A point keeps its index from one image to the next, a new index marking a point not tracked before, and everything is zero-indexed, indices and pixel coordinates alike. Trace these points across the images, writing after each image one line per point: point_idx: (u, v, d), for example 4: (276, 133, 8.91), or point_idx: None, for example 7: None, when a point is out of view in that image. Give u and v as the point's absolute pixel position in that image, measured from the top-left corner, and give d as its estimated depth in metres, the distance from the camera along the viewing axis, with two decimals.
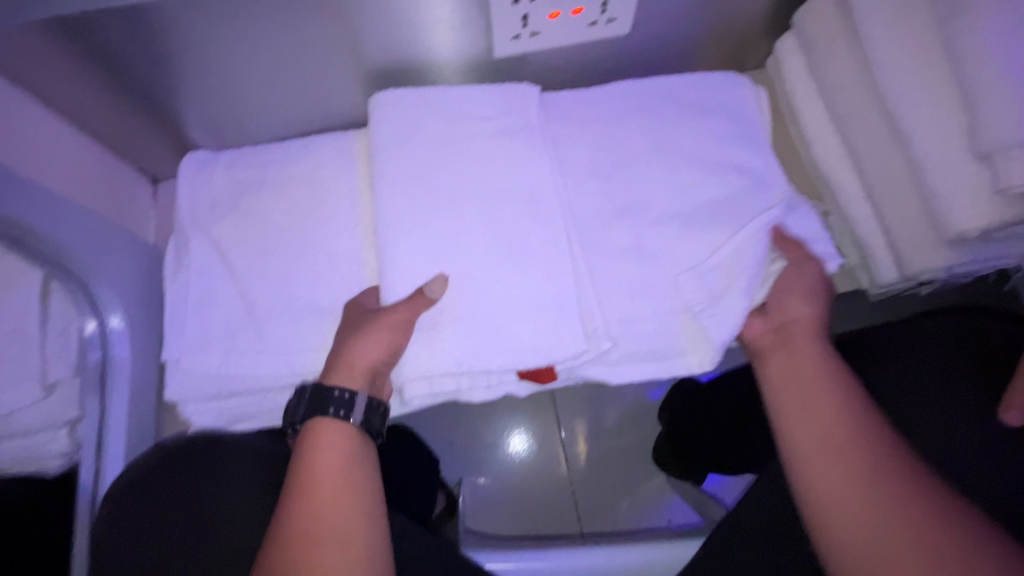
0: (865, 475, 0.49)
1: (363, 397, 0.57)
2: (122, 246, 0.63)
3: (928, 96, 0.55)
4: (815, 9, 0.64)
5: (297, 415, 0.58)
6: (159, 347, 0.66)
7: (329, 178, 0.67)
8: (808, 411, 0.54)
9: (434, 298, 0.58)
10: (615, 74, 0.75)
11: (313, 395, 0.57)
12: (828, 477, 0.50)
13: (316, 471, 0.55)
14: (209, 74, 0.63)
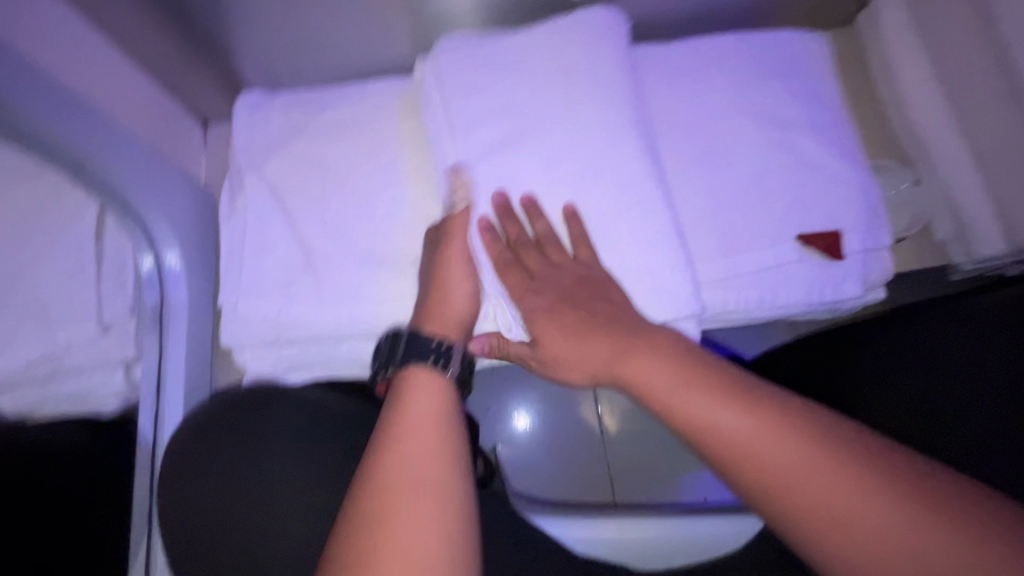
0: (823, 453, 0.41)
1: (459, 350, 0.53)
2: (178, 184, 0.60)
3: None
4: None
5: (392, 359, 0.54)
6: (213, 292, 0.64)
7: (391, 122, 0.64)
8: (687, 399, 0.45)
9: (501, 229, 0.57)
10: (694, 24, 0.70)
11: (411, 338, 0.53)
12: (785, 468, 0.41)
13: (411, 420, 0.48)
14: (271, 6, 0.60)
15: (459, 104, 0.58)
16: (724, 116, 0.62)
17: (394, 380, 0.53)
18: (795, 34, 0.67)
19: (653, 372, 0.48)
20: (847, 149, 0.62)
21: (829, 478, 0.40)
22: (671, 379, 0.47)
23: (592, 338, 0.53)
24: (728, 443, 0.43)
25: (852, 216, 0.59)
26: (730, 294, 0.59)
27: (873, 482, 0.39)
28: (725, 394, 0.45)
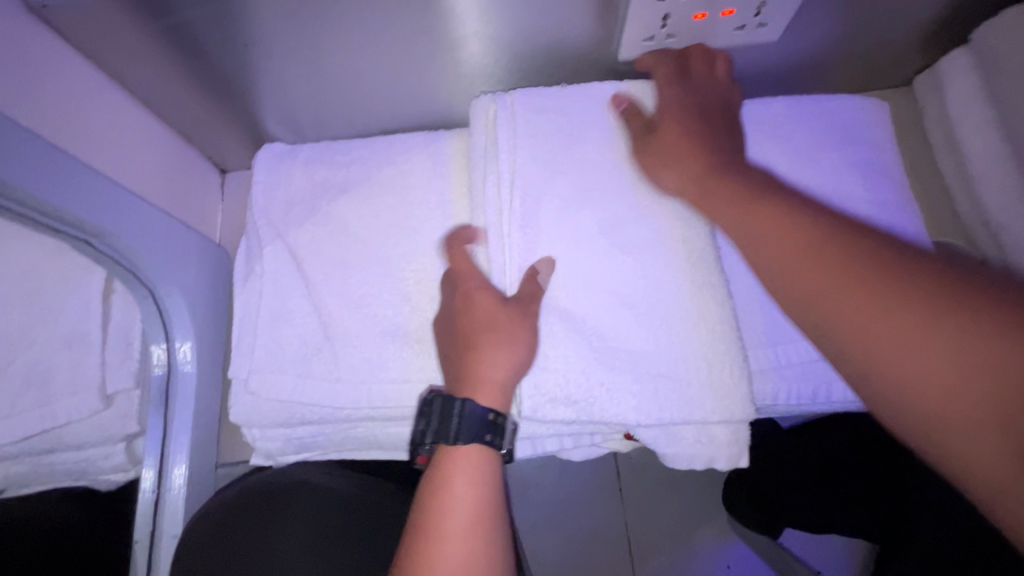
0: (939, 317, 0.34)
1: (510, 421, 0.49)
2: (193, 246, 0.57)
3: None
4: (1008, 26, 0.54)
5: (437, 435, 0.48)
6: (223, 359, 0.60)
7: (420, 184, 0.60)
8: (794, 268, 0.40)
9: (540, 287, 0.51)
10: (742, 85, 0.66)
11: (461, 409, 0.48)
12: (892, 343, 0.35)
13: (449, 509, 0.45)
14: (296, 61, 0.56)
15: (496, 173, 0.54)
16: None
17: (437, 457, 0.49)
18: (853, 101, 0.62)
19: (768, 231, 0.42)
20: (911, 229, 0.58)
21: (950, 352, 0.33)
22: (784, 244, 0.41)
23: (709, 194, 0.48)
24: (832, 313, 0.38)
25: None
26: (784, 389, 0.54)
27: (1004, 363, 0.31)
28: (846, 284, 0.38)
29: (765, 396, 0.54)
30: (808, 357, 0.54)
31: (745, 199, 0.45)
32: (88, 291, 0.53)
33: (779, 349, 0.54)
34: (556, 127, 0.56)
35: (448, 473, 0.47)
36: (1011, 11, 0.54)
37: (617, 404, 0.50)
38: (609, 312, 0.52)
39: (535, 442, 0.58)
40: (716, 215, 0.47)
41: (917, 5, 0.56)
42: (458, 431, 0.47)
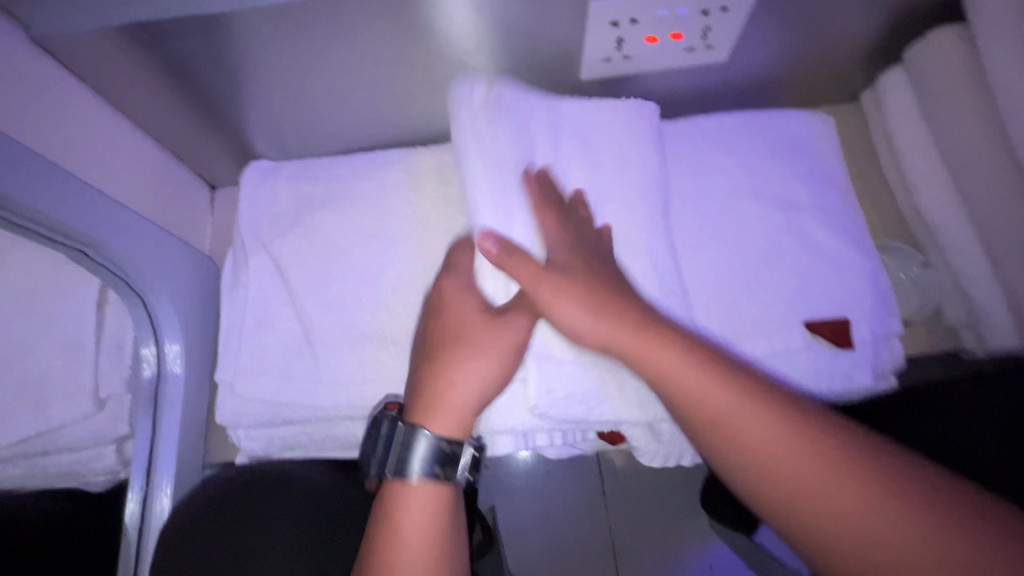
0: (872, 499, 0.39)
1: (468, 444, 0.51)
2: (183, 257, 0.60)
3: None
4: (933, 46, 0.59)
5: (390, 463, 0.51)
6: (211, 364, 0.63)
7: (397, 197, 0.64)
8: (763, 458, 0.42)
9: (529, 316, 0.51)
10: (699, 102, 0.71)
11: (409, 435, 0.50)
12: (819, 495, 0.40)
13: (397, 538, 0.48)
14: (281, 83, 0.61)
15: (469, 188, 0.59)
16: (729, 199, 0.62)
17: (388, 485, 0.51)
18: (801, 115, 0.67)
19: (744, 421, 0.44)
20: (856, 232, 0.62)
21: (834, 503, 0.40)
22: (766, 436, 0.43)
23: (652, 352, 0.47)
24: (775, 473, 0.42)
25: (861, 303, 0.59)
26: None
27: (892, 518, 0.38)
28: (777, 418, 0.43)
29: None
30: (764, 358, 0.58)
31: (695, 356, 0.47)
32: (82, 300, 0.56)
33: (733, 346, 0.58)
34: (537, 143, 0.57)
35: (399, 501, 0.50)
36: (935, 32, 0.59)
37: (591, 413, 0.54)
38: None
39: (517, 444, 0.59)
40: (674, 379, 0.46)
41: (852, 27, 0.61)
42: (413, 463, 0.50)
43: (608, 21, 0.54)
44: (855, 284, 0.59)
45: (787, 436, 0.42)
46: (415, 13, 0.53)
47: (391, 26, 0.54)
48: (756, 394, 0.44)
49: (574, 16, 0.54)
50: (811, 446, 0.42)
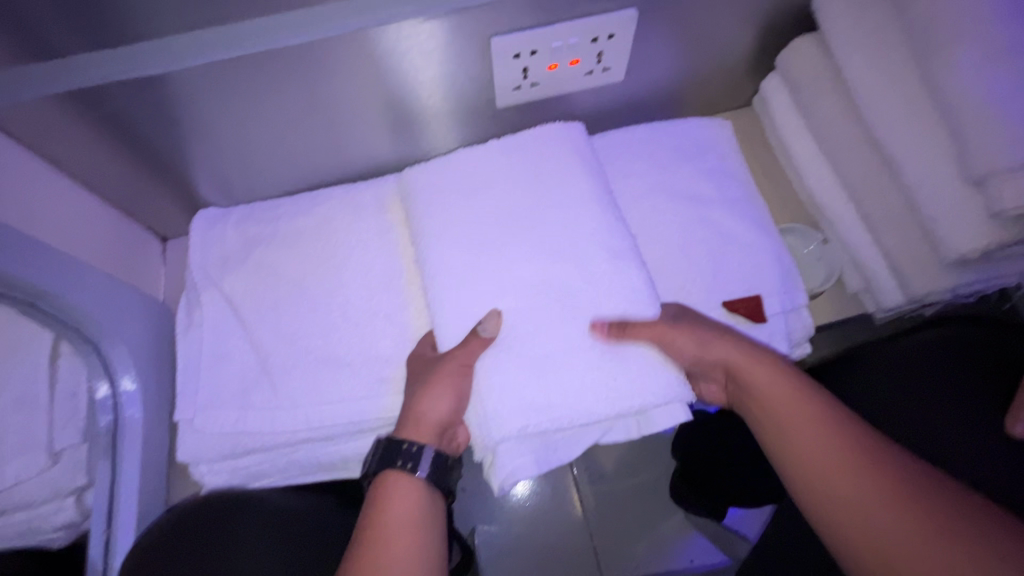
0: (897, 516, 0.47)
1: (432, 451, 0.57)
2: (136, 303, 0.62)
3: (912, 129, 0.58)
4: (797, 50, 0.68)
5: (371, 463, 0.58)
6: (169, 407, 0.65)
7: (341, 228, 0.69)
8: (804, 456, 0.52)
9: (489, 335, 0.59)
10: (610, 119, 0.79)
11: (387, 444, 0.57)
12: (907, 557, 0.46)
13: (384, 518, 0.54)
14: (222, 134, 0.65)
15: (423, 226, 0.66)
16: (642, 199, 0.69)
17: (372, 485, 0.57)
18: (702, 120, 0.74)
19: (815, 445, 0.52)
20: (760, 215, 0.69)
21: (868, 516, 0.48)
22: (811, 441, 0.53)
23: (755, 371, 0.58)
24: (818, 471, 0.51)
25: (768, 278, 0.65)
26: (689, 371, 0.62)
27: (898, 530, 0.47)
28: (864, 471, 0.50)
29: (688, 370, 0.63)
30: None
31: (778, 379, 0.56)
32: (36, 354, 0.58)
33: None
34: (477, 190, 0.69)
35: (384, 495, 0.56)
36: (802, 39, 0.68)
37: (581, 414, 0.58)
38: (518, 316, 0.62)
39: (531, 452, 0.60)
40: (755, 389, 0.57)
41: (727, 41, 0.70)
42: (381, 457, 0.57)
43: (511, 53, 0.62)
44: (763, 262, 0.66)
45: (867, 489, 0.49)
46: (339, 61, 0.59)
47: (320, 75, 0.60)
48: (844, 438, 0.52)
49: (481, 51, 0.62)
50: (892, 503, 0.48)
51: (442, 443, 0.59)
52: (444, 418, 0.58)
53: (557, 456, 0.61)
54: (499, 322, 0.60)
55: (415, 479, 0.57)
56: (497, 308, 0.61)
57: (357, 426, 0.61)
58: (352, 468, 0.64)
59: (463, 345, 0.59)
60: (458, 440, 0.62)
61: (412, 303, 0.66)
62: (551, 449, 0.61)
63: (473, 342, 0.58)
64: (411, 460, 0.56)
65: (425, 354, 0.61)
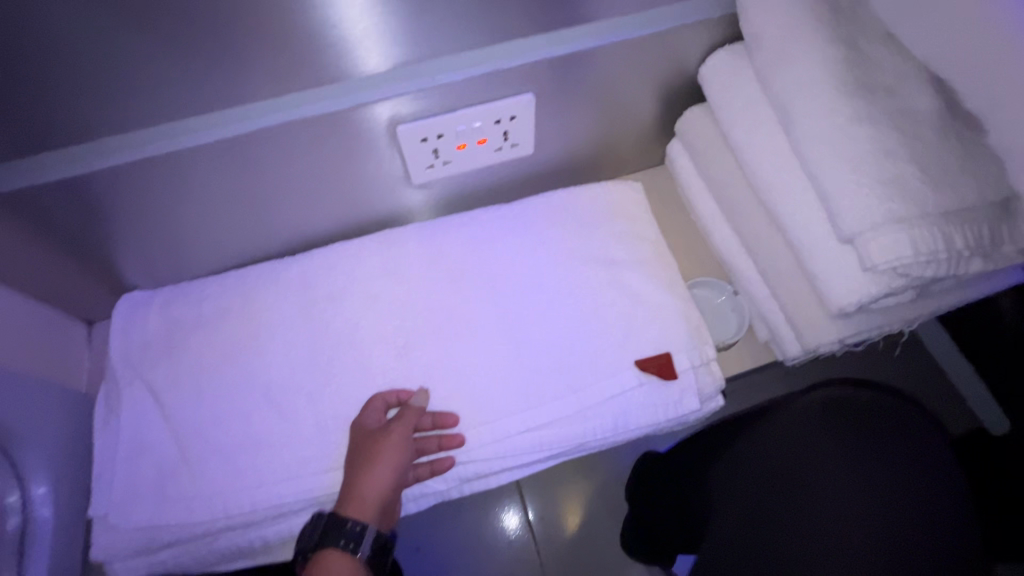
0: None
1: (374, 531, 0.58)
2: (48, 401, 0.62)
3: (790, 195, 0.64)
4: (693, 119, 0.75)
5: (312, 541, 0.58)
6: (85, 502, 0.64)
7: (265, 306, 0.70)
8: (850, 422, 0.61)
9: (421, 404, 0.64)
10: (528, 184, 0.83)
11: (330, 522, 0.57)
12: None
13: None
14: (145, 223, 0.67)
15: (351, 293, 0.71)
16: (558, 262, 0.72)
17: (311, 564, 0.57)
18: (614, 184, 0.78)
19: None
20: (669, 274, 0.73)
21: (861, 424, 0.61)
22: None
23: None
24: None
25: (676, 336, 0.68)
26: (606, 431, 0.65)
27: None
28: None
29: (607, 427, 0.65)
30: (623, 415, 0.65)
31: None
32: None
33: (578, 395, 0.65)
34: (410, 249, 0.74)
35: (318, 572, 0.55)
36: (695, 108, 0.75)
37: (519, 451, 0.65)
38: (447, 374, 0.67)
39: (472, 484, 0.67)
40: None
41: (628, 113, 0.76)
42: (323, 537, 0.57)
43: (418, 137, 0.65)
44: (671, 319, 0.69)
45: None
46: (247, 154, 0.62)
47: (230, 165, 0.62)
48: None
49: (389, 137, 0.65)
50: None
51: (383, 521, 0.60)
52: (389, 494, 0.60)
53: (478, 488, 0.68)
54: (426, 396, 0.65)
55: (354, 559, 0.57)
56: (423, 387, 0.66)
57: (277, 511, 0.61)
58: (273, 552, 0.63)
59: (402, 416, 0.63)
60: (395, 516, 0.62)
61: (334, 380, 0.66)
62: (484, 484, 0.67)
63: (411, 411, 0.63)
64: (353, 539, 0.57)
65: (368, 426, 0.62)
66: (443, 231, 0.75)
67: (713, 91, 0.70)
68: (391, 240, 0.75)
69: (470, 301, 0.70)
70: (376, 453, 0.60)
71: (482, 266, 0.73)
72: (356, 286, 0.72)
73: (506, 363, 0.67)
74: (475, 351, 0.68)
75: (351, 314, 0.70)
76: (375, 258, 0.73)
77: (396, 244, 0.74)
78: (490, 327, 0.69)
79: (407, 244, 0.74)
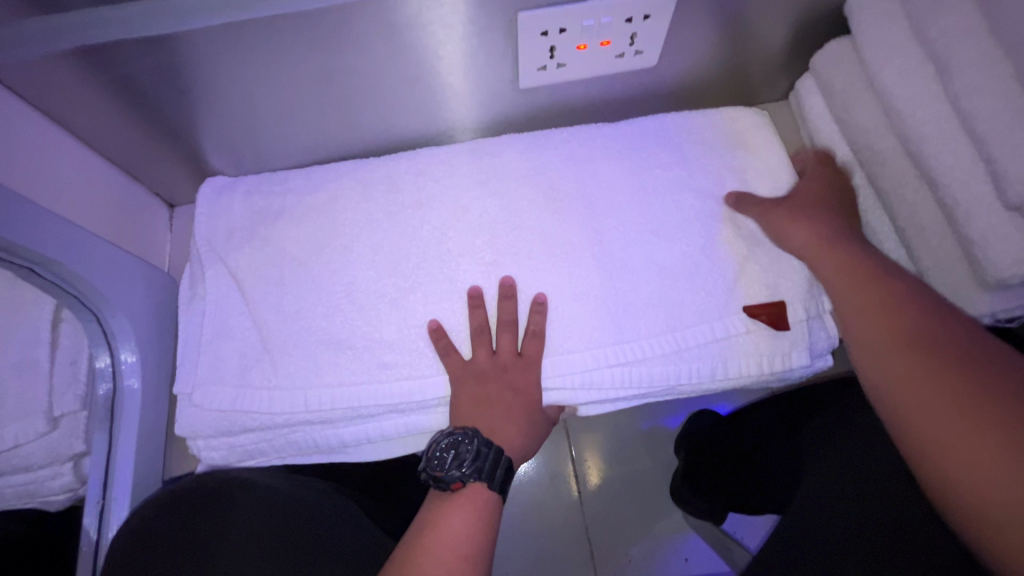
0: (933, 374, 0.46)
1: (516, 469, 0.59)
2: (139, 273, 0.61)
3: (958, 147, 0.55)
4: (828, 56, 0.66)
5: (466, 464, 0.55)
6: (170, 378, 0.64)
7: (349, 205, 0.67)
8: (890, 352, 0.50)
9: (537, 331, 0.61)
10: (635, 106, 0.76)
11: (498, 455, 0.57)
12: (931, 414, 0.45)
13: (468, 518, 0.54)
14: (237, 103, 0.63)
15: (441, 201, 0.67)
16: (668, 189, 0.66)
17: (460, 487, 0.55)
18: (736, 112, 0.70)
19: (874, 329, 0.52)
20: None
21: (869, 348, 0.51)
22: (876, 353, 0.51)
23: None
24: (870, 329, 0.52)
25: (796, 282, 0.61)
26: (702, 375, 0.61)
27: (933, 401, 0.45)
28: (953, 377, 0.45)
29: (705, 374, 0.61)
30: (723, 362, 0.61)
31: None
32: (39, 317, 0.58)
33: (676, 334, 0.61)
34: (507, 158, 0.68)
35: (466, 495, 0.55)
36: (834, 45, 0.65)
37: (607, 388, 0.61)
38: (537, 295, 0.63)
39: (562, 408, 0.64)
40: None
41: (768, 32, 0.66)
42: (487, 466, 0.56)
43: (539, 30, 0.58)
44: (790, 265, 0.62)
45: (910, 352, 0.48)
46: (352, 33, 0.56)
47: (334, 45, 0.57)
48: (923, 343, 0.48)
49: (506, 28, 0.58)
50: (924, 360, 0.47)
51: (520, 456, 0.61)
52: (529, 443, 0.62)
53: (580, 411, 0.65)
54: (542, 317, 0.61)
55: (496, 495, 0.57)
56: (544, 294, 0.62)
57: (357, 413, 0.60)
58: (347, 451, 0.63)
59: (526, 360, 0.60)
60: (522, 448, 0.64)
61: (419, 288, 0.63)
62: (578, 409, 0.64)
63: (538, 349, 0.60)
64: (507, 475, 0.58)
65: (496, 358, 0.61)
66: (544, 144, 0.69)
67: (862, 17, 0.60)
68: (486, 148, 0.69)
69: (568, 221, 0.65)
70: (482, 371, 0.60)
71: (582, 186, 0.67)
72: (446, 194, 0.67)
73: (601, 292, 0.62)
74: (569, 276, 0.63)
75: (438, 219, 0.66)
76: (467, 165, 0.68)
77: (491, 154, 0.69)
78: (586, 251, 0.64)
79: (502, 156, 0.69)
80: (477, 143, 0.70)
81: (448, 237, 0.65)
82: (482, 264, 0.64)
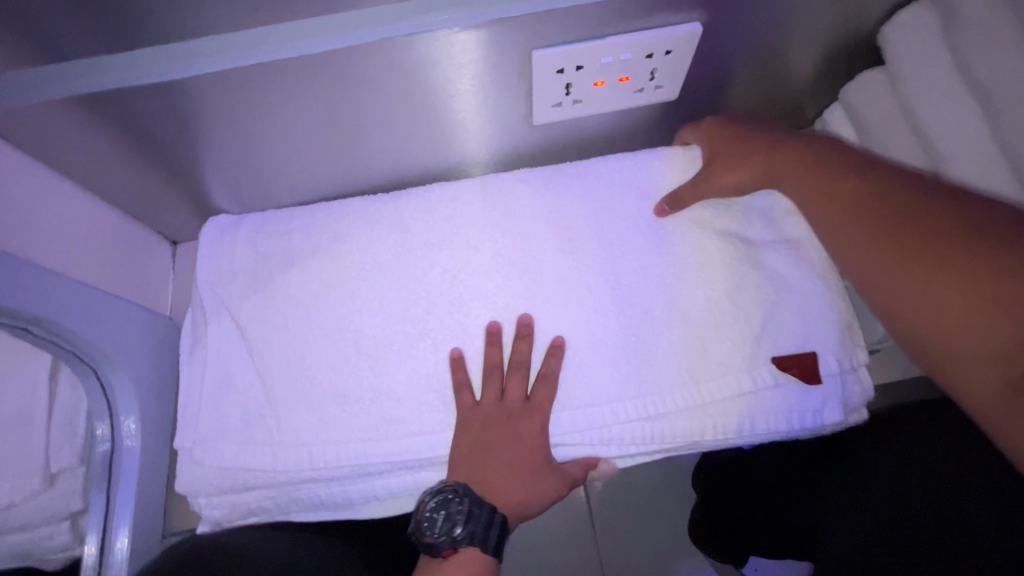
0: (930, 267, 0.44)
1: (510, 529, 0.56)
2: (139, 323, 0.59)
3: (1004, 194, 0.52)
4: (859, 88, 0.62)
5: (457, 528, 0.53)
6: (170, 429, 0.62)
7: (355, 247, 0.64)
8: (879, 259, 0.47)
9: (550, 374, 0.58)
10: (653, 137, 0.73)
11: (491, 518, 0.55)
12: (941, 312, 0.43)
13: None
14: (240, 144, 0.61)
15: (451, 242, 0.64)
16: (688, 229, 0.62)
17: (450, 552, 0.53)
18: None
19: (855, 237, 0.49)
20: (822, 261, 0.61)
21: (858, 261, 0.49)
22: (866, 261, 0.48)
23: None
24: (850, 237, 0.50)
25: (827, 331, 0.58)
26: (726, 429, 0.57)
27: (939, 293, 0.43)
28: (951, 262, 0.43)
29: (730, 428, 0.57)
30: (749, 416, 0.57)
31: None
32: (36, 371, 0.56)
33: (699, 386, 0.57)
34: (519, 195, 0.65)
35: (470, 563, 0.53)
36: (865, 77, 0.62)
37: (626, 442, 0.58)
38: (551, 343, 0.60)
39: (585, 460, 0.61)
40: None
41: (795, 63, 0.62)
42: (480, 529, 0.54)
43: (553, 67, 0.55)
44: (821, 313, 0.59)
45: (901, 254, 0.46)
46: (357, 74, 0.53)
47: (339, 87, 0.55)
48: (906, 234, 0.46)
49: (519, 65, 0.55)
50: (917, 255, 0.45)
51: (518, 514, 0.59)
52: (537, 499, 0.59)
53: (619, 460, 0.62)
54: (558, 364, 0.58)
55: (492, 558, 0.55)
56: (562, 337, 0.59)
57: (363, 470, 0.57)
58: (354, 507, 0.60)
59: (537, 405, 0.57)
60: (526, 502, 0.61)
61: (428, 336, 0.60)
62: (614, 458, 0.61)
63: (550, 394, 0.57)
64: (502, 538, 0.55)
65: (507, 400, 0.58)
66: (559, 179, 0.66)
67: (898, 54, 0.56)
68: (497, 184, 0.66)
69: (584, 263, 0.62)
70: (493, 416, 0.58)
71: (599, 225, 0.63)
72: (456, 234, 0.64)
73: (619, 340, 0.59)
74: (586, 323, 0.60)
75: (448, 262, 0.63)
76: (478, 203, 0.65)
77: (503, 190, 0.66)
78: (603, 296, 0.61)
79: (515, 192, 0.66)
80: (488, 179, 0.67)
81: (459, 281, 0.62)
82: (494, 309, 0.61)
